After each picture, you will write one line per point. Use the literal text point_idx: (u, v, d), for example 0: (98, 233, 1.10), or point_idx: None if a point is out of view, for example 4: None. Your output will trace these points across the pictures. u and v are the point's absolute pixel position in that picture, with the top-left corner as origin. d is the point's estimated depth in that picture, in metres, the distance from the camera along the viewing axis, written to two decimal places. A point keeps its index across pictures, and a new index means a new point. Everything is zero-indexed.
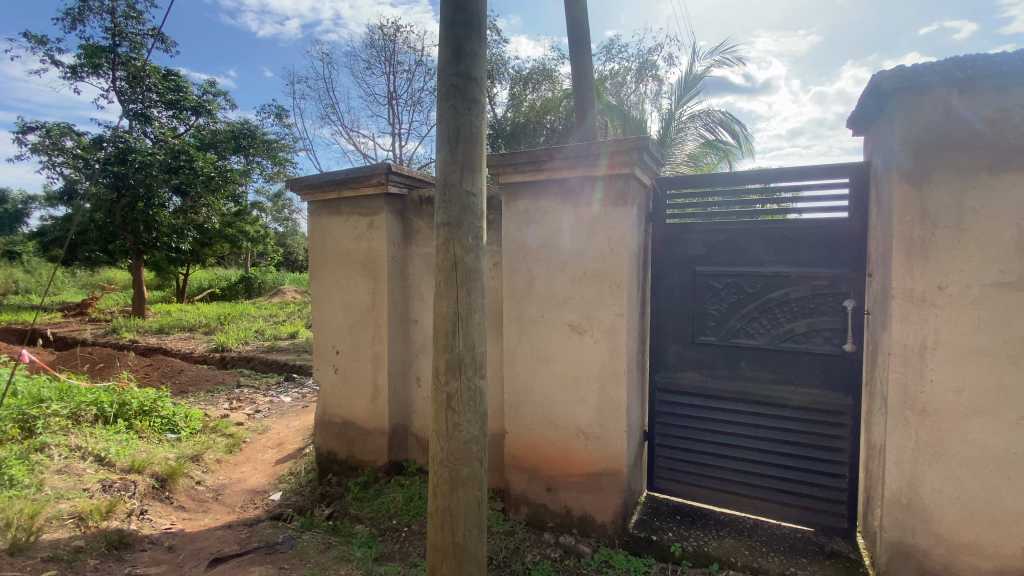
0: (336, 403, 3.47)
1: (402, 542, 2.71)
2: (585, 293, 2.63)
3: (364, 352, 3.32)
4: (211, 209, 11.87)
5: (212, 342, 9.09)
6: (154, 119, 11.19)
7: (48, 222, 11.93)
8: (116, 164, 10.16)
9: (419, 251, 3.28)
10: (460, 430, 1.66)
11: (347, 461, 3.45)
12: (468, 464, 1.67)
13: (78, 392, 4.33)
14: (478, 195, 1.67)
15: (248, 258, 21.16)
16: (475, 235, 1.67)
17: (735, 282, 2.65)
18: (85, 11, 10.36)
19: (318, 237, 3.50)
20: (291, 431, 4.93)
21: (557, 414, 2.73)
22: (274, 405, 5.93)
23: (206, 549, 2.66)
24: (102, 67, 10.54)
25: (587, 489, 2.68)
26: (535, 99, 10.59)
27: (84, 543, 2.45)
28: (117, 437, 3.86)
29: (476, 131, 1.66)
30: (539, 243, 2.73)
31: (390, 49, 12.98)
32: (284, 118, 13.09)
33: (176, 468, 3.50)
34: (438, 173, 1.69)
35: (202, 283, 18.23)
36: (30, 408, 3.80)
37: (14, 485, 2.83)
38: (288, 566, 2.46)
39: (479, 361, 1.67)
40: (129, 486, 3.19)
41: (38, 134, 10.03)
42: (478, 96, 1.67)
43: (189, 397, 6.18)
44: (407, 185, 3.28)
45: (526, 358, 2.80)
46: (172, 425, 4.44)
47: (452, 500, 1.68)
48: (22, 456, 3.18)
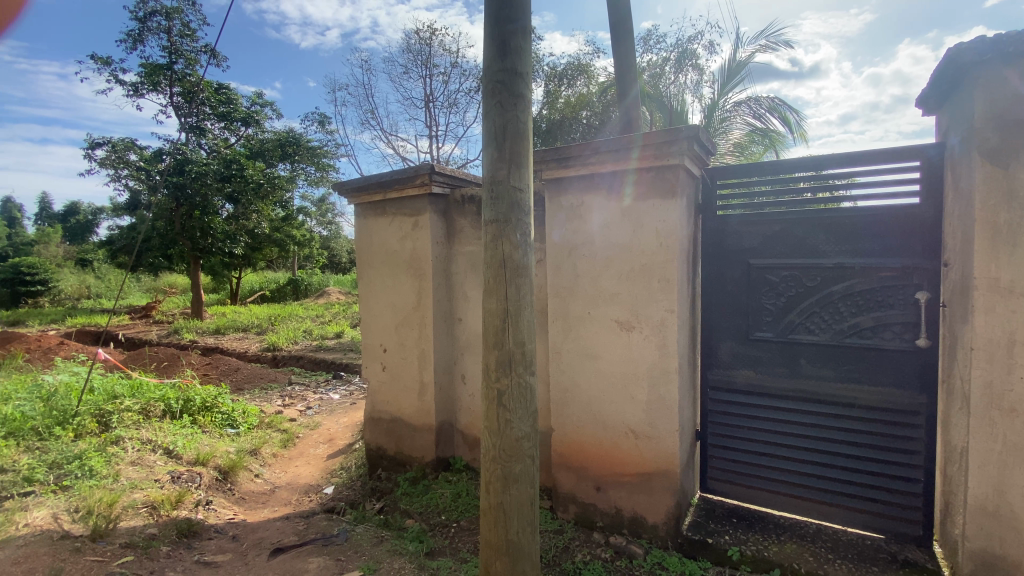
0: (385, 400, 3.55)
1: (451, 538, 2.73)
2: (633, 289, 2.57)
3: (411, 350, 3.38)
4: (261, 214, 12.24)
5: (264, 342, 9.52)
6: (207, 131, 11.85)
7: (115, 231, 12.79)
8: (175, 175, 10.82)
9: (462, 250, 3.30)
10: (512, 427, 1.65)
11: (396, 457, 3.52)
12: (521, 462, 1.65)
13: (148, 388, 4.61)
14: (525, 191, 1.66)
15: (296, 262, 22.10)
16: (524, 231, 1.65)
17: (792, 275, 2.52)
18: (144, 32, 11.05)
19: (365, 238, 3.58)
20: (340, 428, 5.08)
21: (604, 413, 2.69)
22: (324, 402, 6.15)
23: (267, 539, 2.77)
24: (160, 84, 11.20)
25: (637, 489, 2.62)
26: (570, 95, 10.50)
27: (157, 531, 2.59)
28: (183, 431, 4.09)
29: (523, 127, 1.65)
30: (583, 239, 2.69)
31: (425, 52, 13.17)
32: (327, 125, 13.51)
33: (237, 461, 3.68)
34: (484, 171, 1.69)
35: (253, 285, 19.16)
36: (106, 404, 4.07)
37: (94, 475, 3.04)
38: (345, 558, 2.52)
39: (529, 359, 1.66)
40: (196, 478, 3.37)
41: (105, 150, 10.78)
42: (523, 91, 1.65)
43: (246, 394, 6.51)
44: (450, 184, 3.31)
45: (572, 356, 2.77)
46: (231, 420, 4.68)
47: (506, 497, 1.67)
48: (100, 448, 3.42)
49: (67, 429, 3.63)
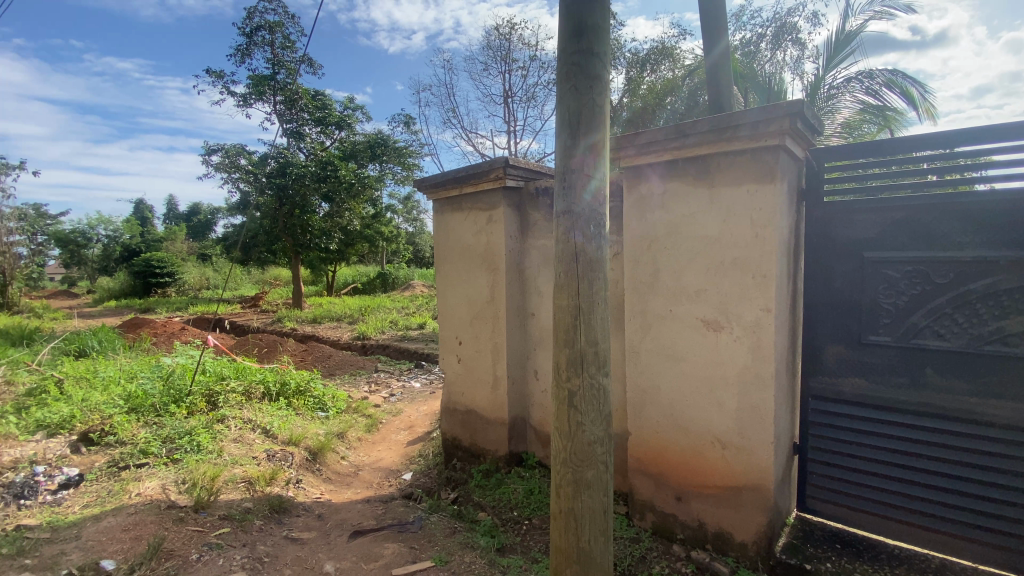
0: (460, 392, 3.59)
1: (523, 536, 2.68)
2: (722, 284, 2.35)
3: (485, 343, 3.38)
4: (352, 212, 13.00)
5: (355, 331, 10.15)
6: (306, 136, 12.79)
7: (230, 229, 14.27)
8: (278, 177, 11.80)
9: (536, 244, 3.23)
10: (583, 430, 1.55)
11: (470, 449, 3.55)
12: (593, 468, 1.55)
13: (251, 372, 5.05)
14: (600, 179, 1.54)
15: (384, 256, 23.38)
16: (598, 222, 1.54)
17: (916, 270, 2.17)
18: (251, 46, 12.13)
19: (442, 233, 3.63)
20: (420, 415, 5.26)
21: (687, 418, 2.50)
22: (406, 390, 6.41)
23: (348, 521, 2.89)
24: (266, 94, 12.21)
25: (724, 503, 2.41)
26: (654, 80, 10.04)
27: (252, 505, 2.79)
28: (279, 413, 4.43)
29: (599, 110, 1.53)
30: (666, 231, 2.50)
31: (505, 47, 13.23)
32: (412, 125, 14.06)
33: (324, 443, 3.91)
34: (557, 159, 1.59)
35: (346, 278, 20.55)
36: (215, 385, 4.51)
37: (202, 450, 3.37)
38: (418, 546, 2.57)
39: (603, 359, 1.54)
40: (288, 457, 3.63)
41: (220, 156, 12.01)
42: (601, 72, 1.53)
43: (337, 379, 6.96)
44: (525, 177, 3.23)
45: (651, 356, 2.60)
46: (322, 404, 5.01)
47: (577, 504, 1.57)
48: (208, 426, 3.78)
49: (182, 407, 4.06)
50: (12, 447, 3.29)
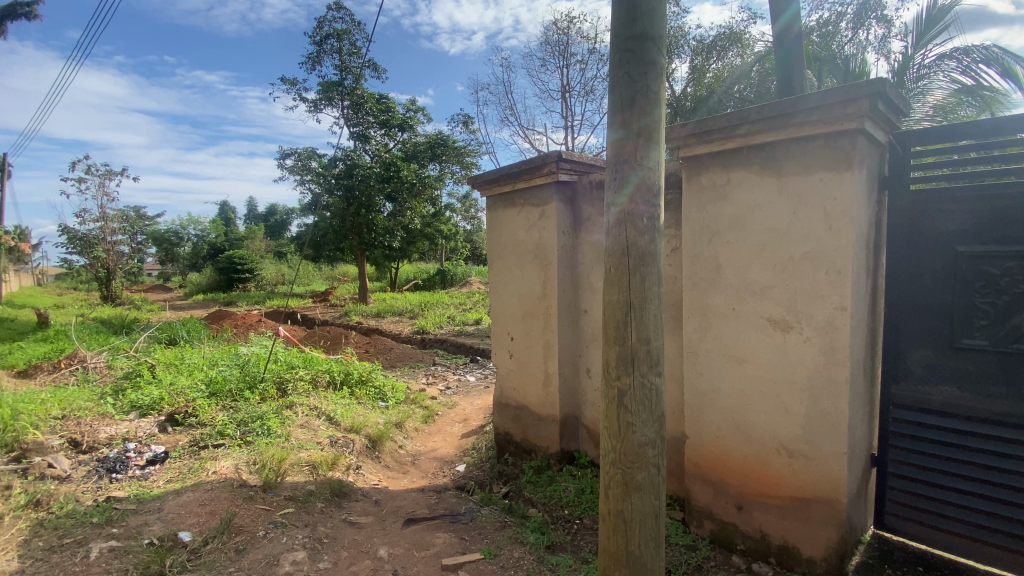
0: (512, 388, 3.60)
1: (573, 535, 2.64)
2: (790, 281, 2.19)
3: (536, 339, 3.36)
4: (414, 211, 13.38)
5: (415, 325, 10.48)
6: (371, 138, 13.33)
7: (302, 228, 15.18)
8: (346, 179, 12.43)
9: (589, 240, 3.16)
10: (634, 431, 1.49)
11: (522, 444, 3.55)
12: (644, 470, 1.49)
13: (318, 361, 5.34)
14: (655, 170, 1.48)
15: (444, 254, 23.98)
16: (651, 214, 1.47)
17: (1021, 266, 1.92)
18: (321, 54, 12.78)
19: (495, 229, 3.65)
20: (475, 409, 5.34)
21: (750, 423, 2.36)
22: (461, 383, 6.53)
23: (403, 508, 2.98)
24: (334, 99, 12.83)
25: (789, 515, 2.26)
26: (721, 69, 9.57)
27: (315, 488, 2.94)
28: (343, 401, 4.65)
29: (654, 98, 1.47)
30: (729, 224, 2.37)
31: (564, 42, 13.10)
32: (470, 124, 14.28)
33: (383, 432, 4.06)
34: (609, 150, 1.54)
35: (408, 275, 21.27)
36: (286, 373, 4.80)
37: (272, 434, 3.60)
38: (468, 538, 2.60)
39: (655, 358, 1.48)
40: (349, 443, 3.79)
41: (293, 159, 12.78)
42: (656, 57, 1.47)
43: (397, 371, 7.21)
44: (578, 171, 3.17)
45: (711, 357, 2.48)
46: (382, 394, 5.20)
47: (627, 506, 1.52)
48: (278, 411, 4.03)
49: (255, 393, 4.36)
50: (111, 424, 3.67)
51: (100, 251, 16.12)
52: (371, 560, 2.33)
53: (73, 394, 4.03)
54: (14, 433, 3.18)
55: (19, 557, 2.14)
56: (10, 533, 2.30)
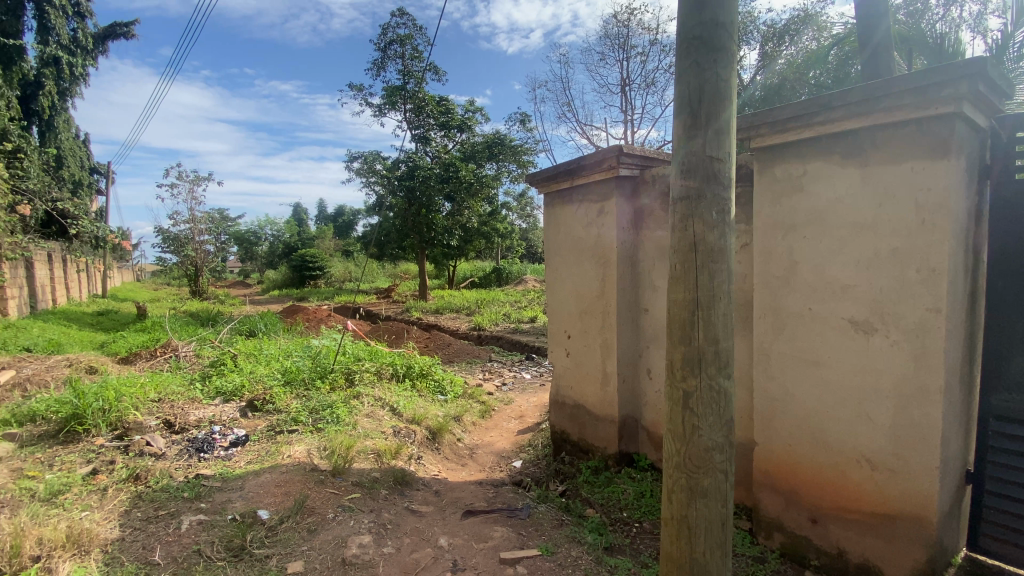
0: (569, 386, 3.57)
1: (633, 538, 2.58)
2: (875, 280, 2.02)
3: (595, 338, 3.31)
4: (472, 210, 13.65)
5: (471, 322, 10.66)
6: (431, 140, 13.69)
7: (367, 228, 15.87)
8: (407, 180, 12.87)
9: (651, 236, 3.08)
10: (700, 435, 1.43)
11: (579, 444, 3.52)
12: (711, 475, 1.43)
13: (382, 354, 5.57)
14: (725, 161, 1.41)
15: (500, 252, 24.24)
16: (721, 208, 1.41)
17: None
18: (385, 60, 13.27)
19: (553, 225, 3.63)
20: (530, 406, 5.35)
21: (827, 431, 2.20)
22: (517, 380, 6.58)
23: (461, 500, 3.04)
24: (397, 103, 13.29)
25: (871, 532, 2.09)
26: (794, 54, 9.01)
27: (379, 475, 3.07)
28: (405, 393, 4.82)
29: (724, 86, 1.40)
30: (805, 218, 2.22)
31: (623, 35, 12.80)
32: (528, 122, 14.32)
33: (442, 425, 4.16)
34: (675, 142, 1.49)
35: (465, 272, 21.66)
36: (353, 364, 5.04)
37: (340, 422, 3.80)
38: (526, 534, 2.61)
39: (723, 359, 1.41)
40: (411, 434, 3.92)
41: (359, 162, 13.37)
42: (726, 44, 1.40)
43: (455, 366, 7.38)
44: (640, 165, 3.09)
45: (784, 360, 2.34)
46: (441, 388, 5.33)
47: (691, 512, 1.46)
48: (346, 401, 4.25)
49: (325, 382, 4.61)
50: (199, 407, 4.00)
51: (190, 250, 17.64)
52: (432, 548, 2.39)
53: (168, 379, 4.44)
54: (119, 413, 3.56)
55: (121, 525, 2.36)
56: (114, 504, 2.56)
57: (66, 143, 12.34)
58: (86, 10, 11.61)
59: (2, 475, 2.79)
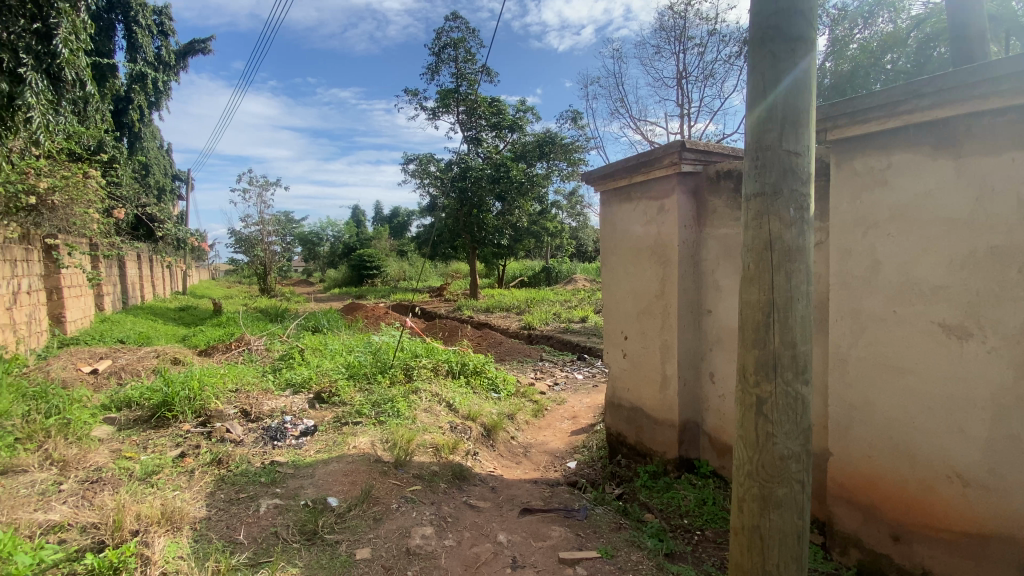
0: (625, 388, 3.52)
1: (694, 546, 2.50)
2: (970, 281, 1.85)
3: (653, 339, 3.24)
4: (522, 209, 13.67)
5: (522, 321, 10.71)
6: (483, 140, 13.85)
7: (420, 228, 16.30)
8: (459, 181, 13.11)
9: (714, 235, 2.97)
10: (774, 443, 1.37)
11: (636, 447, 3.46)
12: (786, 485, 1.37)
13: (438, 351, 5.71)
14: (803, 154, 1.34)
15: (549, 251, 24.18)
16: (799, 204, 1.34)
17: None
18: (439, 64, 13.57)
19: (610, 224, 3.58)
20: (584, 407, 5.31)
21: (913, 444, 2.04)
22: (569, 380, 6.55)
23: (518, 498, 3.06)
24: (451, 105, 13.56)
25: (962, 554, 1.92)
26: (868, 37, 8.38)
27: (438, 469, 3.15)
28: (460, 390, 4.92)
29: (803, 76, 1.33)
30: (889, 215, 2.07)
31: (680, 26, 12.38)
32: (579, 120, 14.18)
33: (497, 423, 4.21)
34: (748, 137, 1.43)
35: (514, 272, 21.76)
36: (410, 360, 5.20)
37: (401, 416, 3.93)
38: (584, 535, 2.59)
39: (801, 364, 1.34)
40: (467, 430, 4.00)
41: (414, 164, 13.75)
42: (806, 31, 1.33)
43: (507, 365, 7.44)
44: (703, 161, 2.99)
45: (863, 366, 2.19)
46: (495, 385, 5.40)
47: (764, 522, 1.40)
48: (404, 395, 4.39)
49: (385, 377, 4.79)
50: (272, 398, 4.27)
51: (259, 250, 18.81)
52: (491, 543, 2.43)
53: (243, 371, 4.77)
54: (202, 401, 3.86)
55: (207, 505, 2.55)
56: (201, 485, 2.78)
57: (152, 153, 13.49)
58: (168, 29, 12.60)
59: (105, 455, 3.09)
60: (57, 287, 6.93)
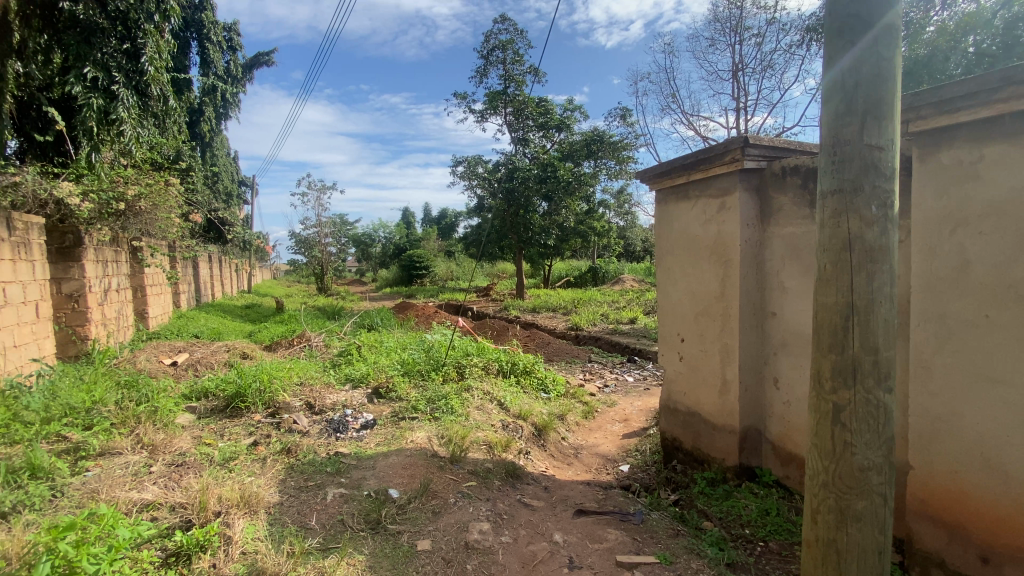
0: (682, 392, 3.43)
1: (757, 557, 2.41)
2: None
3: (712, 342, 3.14)
4: (569, 209, 13.57)
5: (569, 322, 10.64)
6: (531, 141, 13.87)
7: (469, 229, 16.53)
8: (507, 181, 13.20)
9: (779, 235, 2.85)
10: (853, 453, 1.30)
11: (693, 453, 3.37)
12: (866, 499, 1.30)
13: (488, 350, 5.78)
14: (887, 148, 1.27)
15: (596, 251, 23.87)
16: (882, 202, 1.27)
17: None
18: (487, 66, 13.72)
19: (667, 224, 3.51)
20: (635, 410, 5.21)
21: (1007, 459, 1.88)
22: (620, 382, 6.45)
23: (572, 499, 3.06)
24: (499, 107, 13.70)
25: None
26: (948, 17, 7.71)
27: (492, 467, 3.19)
28: (511, 389, 4.96)
29: (886, 66, 1.26)
30: (980, 212, 1.91)
31: (735, 17, 11.92)
32: (628, 117, 13.93)
33: (548, 423, 4.21)
34: (824, 131, 1.37)
35: (561, 272, 21.64)
36: (462, 359, 5.30)
37: (455, 412, 4.01)
38: (641, 540, 2.55)
39: (884, 371, 1.27)
40: (519, 429, 4.03)
41: (463, 166, 13.98)
42: (889, 18, 1.26)
43: (556, 365, 7.42)
44: (767, 157, 2.88)
45: (949, 374, 2.03)
46: (545, 385, 5.40)
47: (840, 536, 1.34)
48: (457, 393, 4.47)
49: (438, 374, 4.90)
50: (333, 392, 4.47)
51: (316, 251, 19.70)
52: (547, 542, 2.44)
53: (307, 366, 5.03)
54: (271, 393, 4.10)
55: (280, 491, 2.72)
56: (273, 472, 2.96)
57: (221, 160, 14.44)
58: (236, 44, 13.47)
59: (187, 441, 3.35)
60: (141, 285, 7.56)
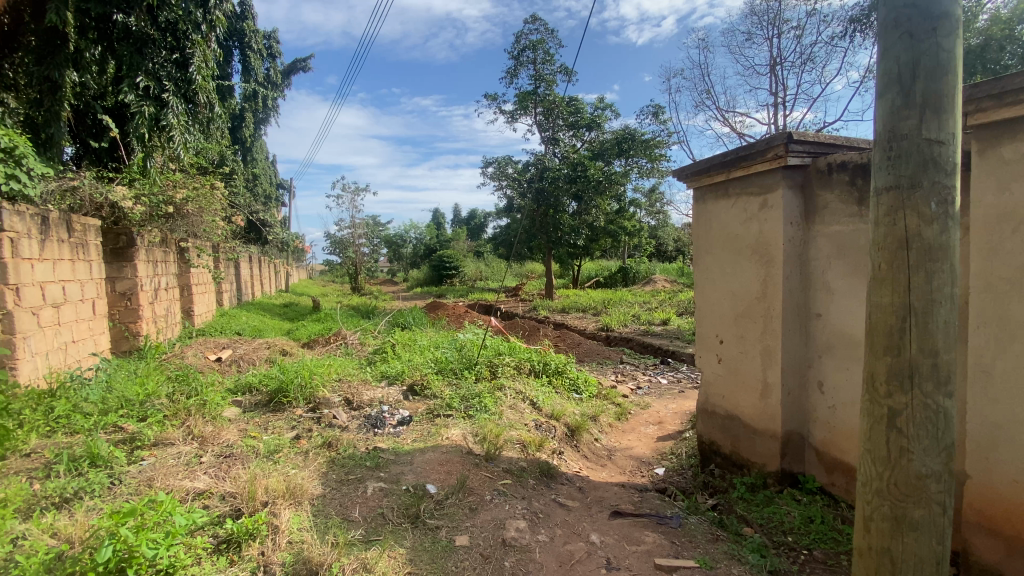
0: (720, 395, 3.36)
1: (801, 566, 2.34)
2: None
3: (752, 344, 3.07)
4: (599, 209, 13.46)
5: (599, 322, 10.55)
6: (561, 140, 13.82)
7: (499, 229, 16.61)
8: (537, 181, 13.21)
9: (824, 233, 2.76)
10: (910, 460, 1.25)
11: (731, 457, 3.30)
12: (923, 507, 1.25)
13: (520, 350, 5.80)
14: (948, 142, 1.21)
15: (627, 251, 23.59)
16: (943, 198, 1.21)
17: None
18: (518, 66, 13.76)
19: (705, 223, 3.45)
20: (669, 412, 5.13)
21: None
22: (653, 384, 6.36)
23: (607, 500, 3.04)
24: (529, 107, 13.73)
25: None
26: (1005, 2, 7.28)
27: (526, 465, 3.21)
28: (543, 389, 4.96)
29: (946, 56, 1.21)
30: None
31: (773, 9, 11.58)
32: (661, 115, 13.71)
33: (582, 423, 4.20)
34: (878, 125, 1.32)
35: (590, 272, 21.48)
36: (495, 358, 5.34)
37: (488, 411, 4.05)
38: (679, 543, 2.52)
39: (944, 375, 1.22)
40: (552, 429, 4.03)
41: (493, 167, 14.06)
42: (949, 7, 1.21)
43: (587, 366, 7.38)
44: (812, 153, 2.79)
45: (1012, 379, 1.92)
46: (577, 386, 5.38)
47: (895, 545, 1.29)
48: (490, 391, 4.51)
49: (472, 373, 4.95)
50: (370, 388, 4.58)
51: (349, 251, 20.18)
52: (584, 543, 2.44)
53: (344, 363, 5.16)
54: (312, 389, 4.23)
55: (322, 483, 2.81)
56: (315, 464, 3.06)
57: (261, 164, 14.97)
58: (275, 52, 13.96)
59: (234, 433, 3.50)
60: (188, 284, 7.92)
